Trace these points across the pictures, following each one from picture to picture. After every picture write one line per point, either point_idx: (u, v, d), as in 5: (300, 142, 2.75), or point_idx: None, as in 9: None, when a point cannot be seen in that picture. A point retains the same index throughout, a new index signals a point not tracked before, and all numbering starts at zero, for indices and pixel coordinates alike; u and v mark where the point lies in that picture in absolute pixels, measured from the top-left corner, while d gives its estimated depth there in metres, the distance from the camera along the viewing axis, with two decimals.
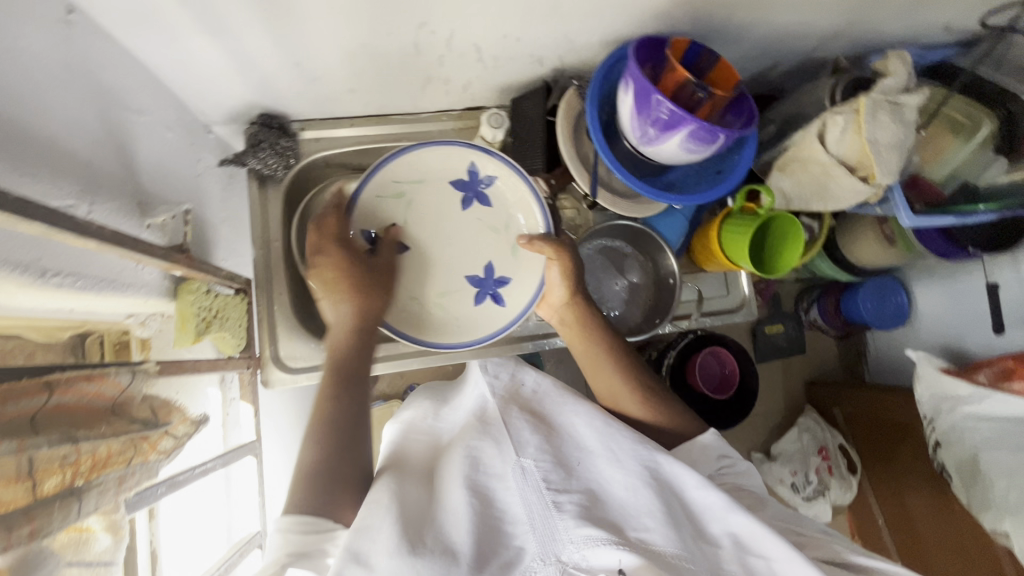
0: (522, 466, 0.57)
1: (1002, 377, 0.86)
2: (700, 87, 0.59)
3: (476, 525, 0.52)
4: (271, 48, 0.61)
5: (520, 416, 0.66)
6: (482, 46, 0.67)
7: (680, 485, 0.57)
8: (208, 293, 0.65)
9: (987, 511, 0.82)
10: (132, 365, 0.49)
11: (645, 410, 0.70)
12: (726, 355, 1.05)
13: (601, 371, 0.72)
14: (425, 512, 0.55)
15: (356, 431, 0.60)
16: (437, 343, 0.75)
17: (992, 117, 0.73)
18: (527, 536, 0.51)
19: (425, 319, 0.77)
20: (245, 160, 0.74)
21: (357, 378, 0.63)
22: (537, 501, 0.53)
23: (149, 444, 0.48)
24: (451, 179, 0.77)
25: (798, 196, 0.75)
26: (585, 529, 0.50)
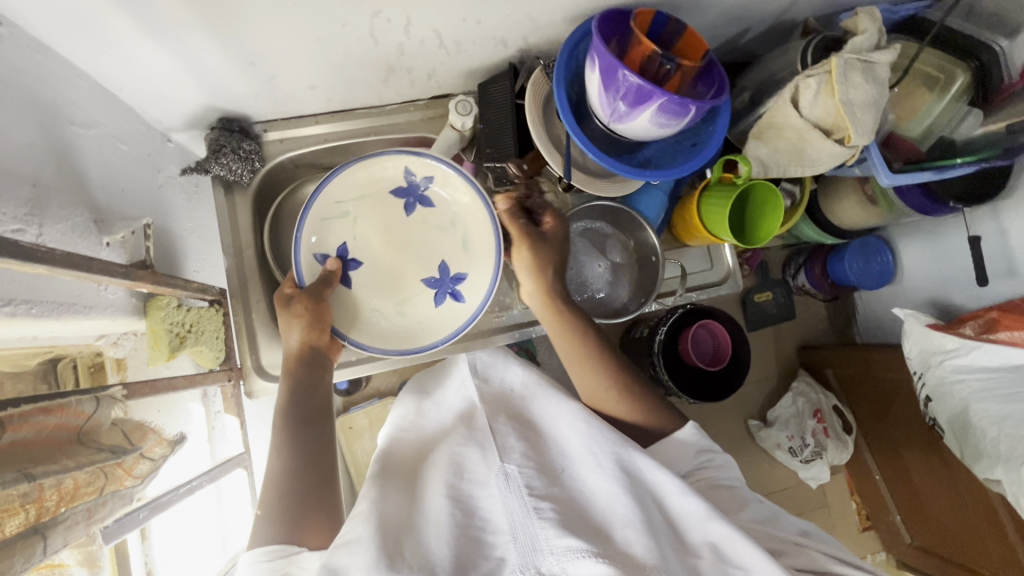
0: (504, 473, 0.60)
1: (988, 328, 0.86)
2: (667, 59, 0.57)
3: (458, 536, 0.56)
4: (220, 51, 0.59)
5: (507, 423, 0.70)
6: (442, 32, 0.64)
7: (663, 492, 0.59)
8: (179, 307, 0.64)
9: (979, 460, 0.84)
10: (96, 392, 0.49)
11: (624, 404, 0.71)
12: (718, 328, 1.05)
13: (583, 365, 0.72)
14: (410, 522, 0.58)
15: (318, 463, 0.64)
16: (398, 348, 0.78)
17: (966, 70, 0.74)
18: (508, 546, 0.54)
19: (385, 328, 0.79)
20: (208, 167, 0.72)
21: (314, 413, 0.67)
22: (519, 509, 0.56)
23: (124, 470, 0.49)
24: (391, 188, 0.78)
25: (778, 164, 0.72)
26: (566, 540, 0.52)
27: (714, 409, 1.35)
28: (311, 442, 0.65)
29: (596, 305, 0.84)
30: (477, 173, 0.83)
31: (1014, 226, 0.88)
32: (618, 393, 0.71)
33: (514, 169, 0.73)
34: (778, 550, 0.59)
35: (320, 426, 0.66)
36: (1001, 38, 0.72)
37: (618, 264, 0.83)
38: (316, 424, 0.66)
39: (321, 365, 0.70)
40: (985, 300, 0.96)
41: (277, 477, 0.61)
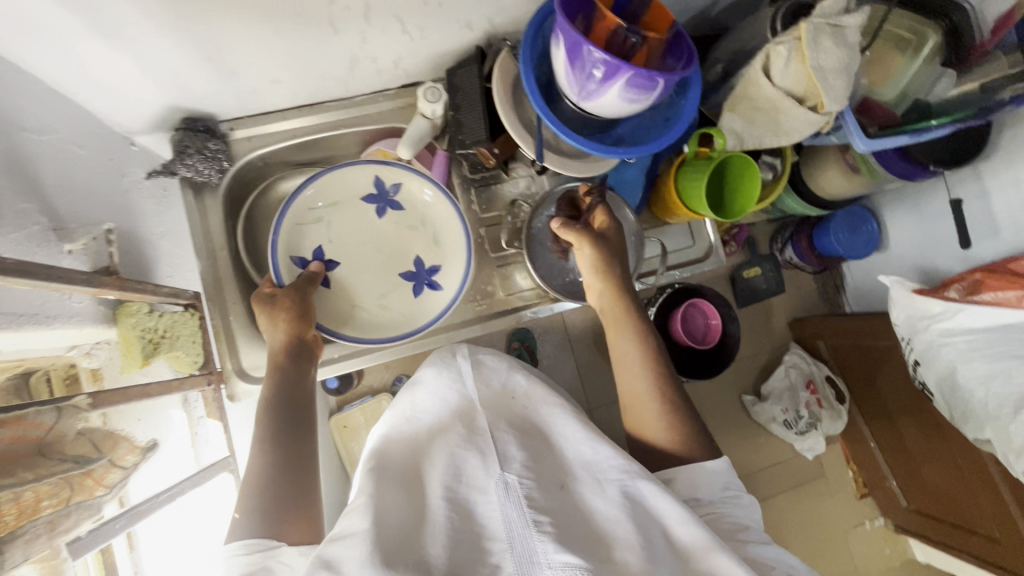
0: (506, 481, 0.55)
1: (973, 290, 0.86)
2: (633, 32, 0.56)
3: (455, 541, 0.51)
4: (175, 46, 0.57)
5: (509, 432, 0.63)
6: (404, 16, 0.63)
7: (667, 521, 0.55)
8: (151, 313, 0.62)
9: (969, 420, 0.84)
10: (58, 402, 0.48)
11: (665, 420, 0.67)
12: (709, 307, 1.04)
13: (629, 368, 0.70)
14: (404, 527, 0.53)
15: (296, 473, 0.59)
16: (378, 336, 0.78)
17: (938, 30, 0.74)
18: (504, 554, 0.50)
19: (371, 317, 0.79)
20: (174, 168, 0.70)
21: (294, 419, 0.63)
22: (518, 518, 0.52)
23: (93, 480, 0.50)
24: (361, 196, 0.79)
25: (754, 136, 0.71)
26: (564, 555, 0.48)
27: (708, 386, 1.35)
28: (286, 451, 0.60)
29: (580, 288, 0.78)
30: (451, 161, 0.81)
31: (996, 185, 0.88)
32: (662, 409, 0.68)
33: (486, 155, 0.72)
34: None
35: (295, 435, 0.61)
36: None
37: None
38: (292, 428, 0.62)
39: (303, 357, 0.68)
40: (969, 262, 0.96)
41: (251, 486, 0.57)
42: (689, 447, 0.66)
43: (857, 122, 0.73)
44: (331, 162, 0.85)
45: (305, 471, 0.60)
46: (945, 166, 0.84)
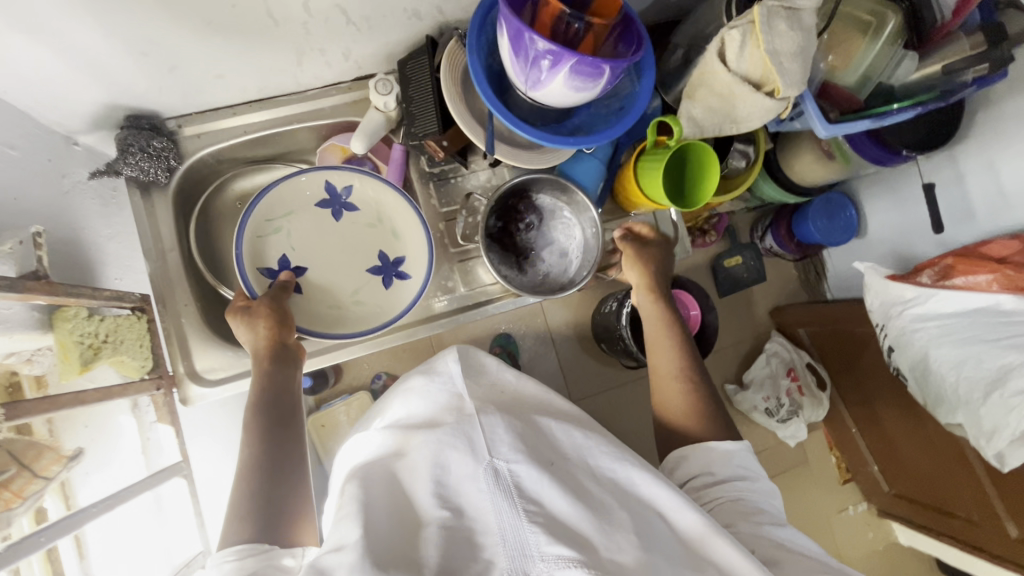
0: (496, 467, 0.49)
1: (944, 275, 0.84)
2: (575, 18, 0.54)
3: (448, 541, 0.45)
4: (104, 40, 0.55)
5: (500, 416, 0.55)
6: (347, 6, 0.61)
7: (661, 505, 0.51)
8: (91, 317, 0.61)
9: (942, 405, 0.84)
10: None
11: (685, 402, 0.70)
12: (690, 299, 1.05)
13: (662, 352, 0.75)
14: (391, 527, 0.48)
15: (274, 481, 0.56)
16: (354, 332, 0.76)
17: (897, 12, 0.72)
18: (497, 548, 0.44)
19: (356, 316, 0.77)
20: (118, 168, 0.68)
21: (277, 426, 0.60)
22: (508, 506, 0.46)
23: (12, 492, 0.51)
24: (315, 202, 0.77)
25: (713, 125, 0.70)
26: (556, 547, 0.43)
27: None
28: (276, 457, 0.58)
29: (544, 286, 0.76)
30: (408, 155, 0.80)
31: (970, 169, 0.87)
32: (687, 389, 0.71)
33: (434, 147, 0.70)
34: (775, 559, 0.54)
35: (287, 434, 0.60)
36: None
37: (567, 235, 0.77)
38: (277, 430, 0.60)
39: (284, 361, 0.66)
40: (943, 247, 0.94)
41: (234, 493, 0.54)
42: (703, 426, 0.68)
43: (818, 107, 0.72)
44: (289, 157, 0.83)
45: (282, 479, 0.56)
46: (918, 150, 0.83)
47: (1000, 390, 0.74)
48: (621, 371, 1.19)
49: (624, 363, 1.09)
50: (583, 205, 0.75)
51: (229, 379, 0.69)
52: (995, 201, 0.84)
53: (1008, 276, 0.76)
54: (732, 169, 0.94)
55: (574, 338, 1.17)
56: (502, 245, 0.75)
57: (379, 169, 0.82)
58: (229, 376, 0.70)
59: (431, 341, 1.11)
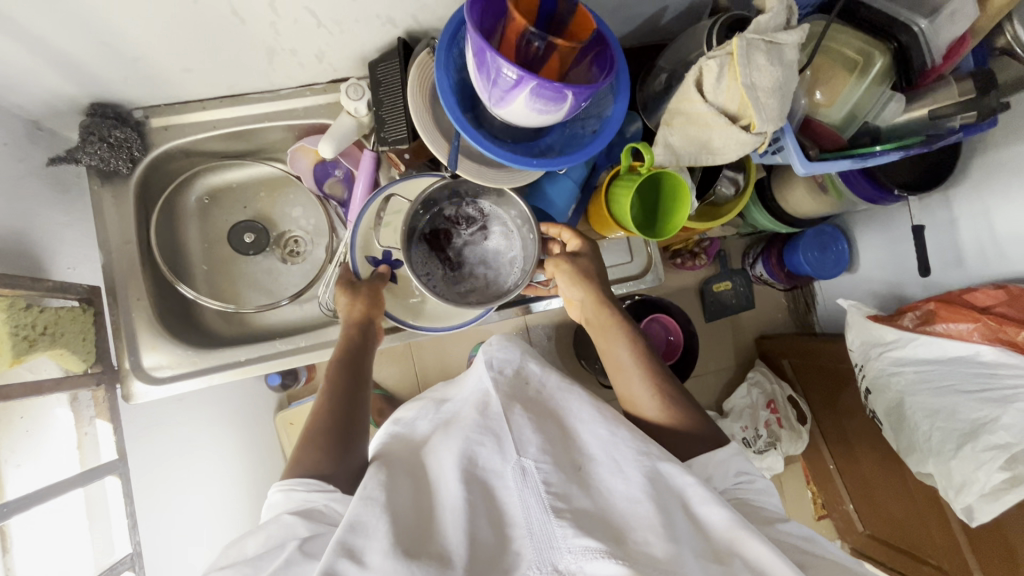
0: (523, 466, 0.51)
1: (926, 320, 0.82)
2: (536, 36, 0.53)
3: (473, 524, 0.47)
4: (60, 26, 0.54)
5: (524, 414, 0.59)
6: (316, 10, 0.59)
7: (687, 496, 0.50)
8: (29, 309, 0.59)
9: (913, 453, 0.81)
10: None
11: (665, 411, 0.67)
12: (672, 323, 1.07)
13: (622, 370, 0.70)
14: (419, 525, 0.49)
15: (344, 429, 0.61)
16: (442, 326, 0.77)
17: (885, 53, 0.70)
18: (524, 541, 0.45)
19: (436, 310, 0.79)
20: (77, 156, 0.68)
21: (357, 385, 0.66)
22: (536, 503, 0.48)
23: None
24: None
25: (688, 153, 0.68)
26: (583, 538, 0.43)
27: None
28: (350, 410, 0.63)
29: (467, 297, 0.72)
30: (380, 161, 0.77)
31: (963, 213, 0.84)
32: (666, 401, 0.67)
33: (395, 159, 0.70)
34: (800, 560, 0.52)
35: (363, 393, 0.66)
36: (920, 19, 0.69)
37: (505, 243, 0.74)
38: (351, 399, 0.64)
39: (371, 334, 0.71)
40: (930, 290, 0.92)
41: (304, 445, 0.59)
42: (686, 417, 0.66)
43: (798, 141, 0.69)
44: (264, 154, 0.82)
45: (353, 434, 0.62)
46: (910, 191, 0.80)
47: (972, 443, 0.71)
48: (600, 391, 1.16)
49: (603, 382, 1.07)
50: (520, 211, 0.72)
51: (176, 376, 0.71)
52: (988, 247, 0.81)
53: (991, 327, 0.73)
54: (720, 196, 0.91)
55: (553, 353, 1.14)
56: (428, 258, 0.73)
57: (352, 172, 0.80)
58: (175, 373, 0.71)
59: (408, 347, 1.09)
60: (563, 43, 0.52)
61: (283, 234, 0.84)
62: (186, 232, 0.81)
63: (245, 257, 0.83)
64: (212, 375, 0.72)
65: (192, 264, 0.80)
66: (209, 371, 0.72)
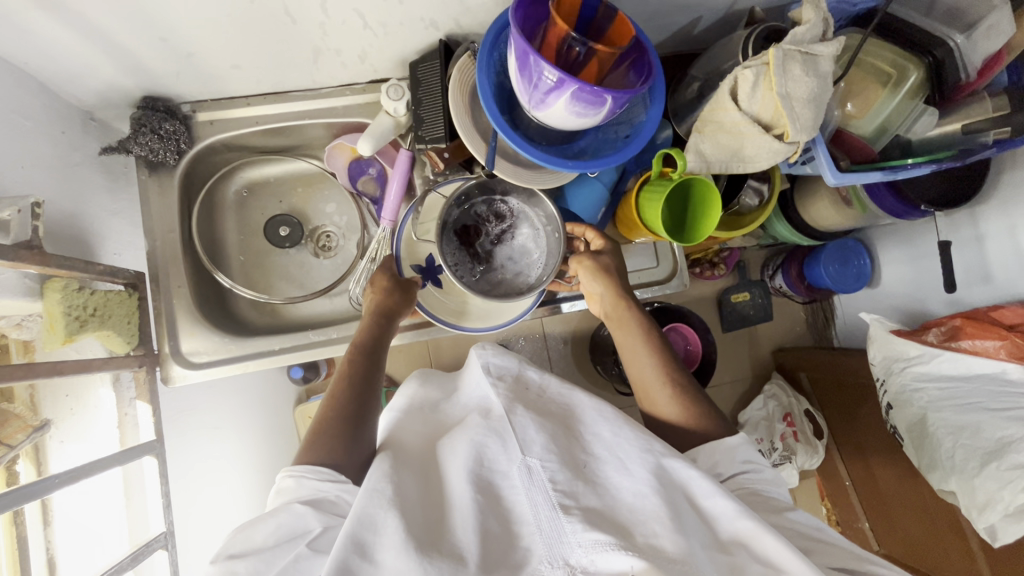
0: (529, 465, 0.51)
1: (951, 336, 0.81)
2: (577, 42, 0.54)
3: (483, 520, 0.48)
4: (124, 22, 0.56)
5: (527, 414, 0.58)
6: (364, 11, 0.62)
7: (692, 490, 0.52)
8: (81, 290, 0.62)
9: (935, 470, 0.80)
10: None
11: (677, 404, 0.67)
12: (690, 332, 1.07)
13: (638, 363, 0.71)
14: (432, 519, 0.51)
15: (353, 421, 0.61)
16: (484, 326, 0.78)
17: (920, 66, 0.70)
18: (533, 537, 0.47)
19: (482, 310, 0.79)
20: (129, 146, 0.70)
21: (370, 376, 0.66)
22: (544, 500, 0.48)
23: None
24: None
25: (719, 160, 0.69)
26: (592, 532, 0.45)
27: None
28: (362, 402, 0.63)
29: (495, 291, 0.74)
30: (414, 160, 0.78)
31: (990, 230, 0.84)
32: (680, 394, 0.68)
33: (435, 157, 0.71)
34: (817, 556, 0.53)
35: (374, 388, 0.66)
36: (956, 34, 0.69)
37: (531, 243, 0.75)
38: (365, 393, 0.64)
39: (391, 327, 0.71)
40: (955, 307, 0.92)
41: (316, 432, 0.60)
42: (707, 421, 0.66)
43: (829, 152, 0.70)
44: (300, 150, 0.84)
45: (361, 426, 0.62)
46: (937, 207, 0.80)
47: (996, 462, 0.71)
48: (614, 396, 1.16)
49: (619, 388, 1.08)
50: (549, 212, 0.73)
51: (215, 363, 0.73)
52: (1015, 263, 0.81)
53: (1017, 345, 0.73)
54: (744, 207, 0.92)
55: (570, 357, 1.15)
56: (459, 250, 0.74)
57: (386, 170, 0.82)
58: (214, 360, 0.73)
59: (426, 345, 1.10)
60: (602, 47, 0.53)
61: (315, 229, 0.87)
62: (224, 223, 0.83)
63: (280, 250, 0.85)
64: (246, 362, 0.74)
65: (227, 255, 0.83)
66: (242, 359, 0.74)
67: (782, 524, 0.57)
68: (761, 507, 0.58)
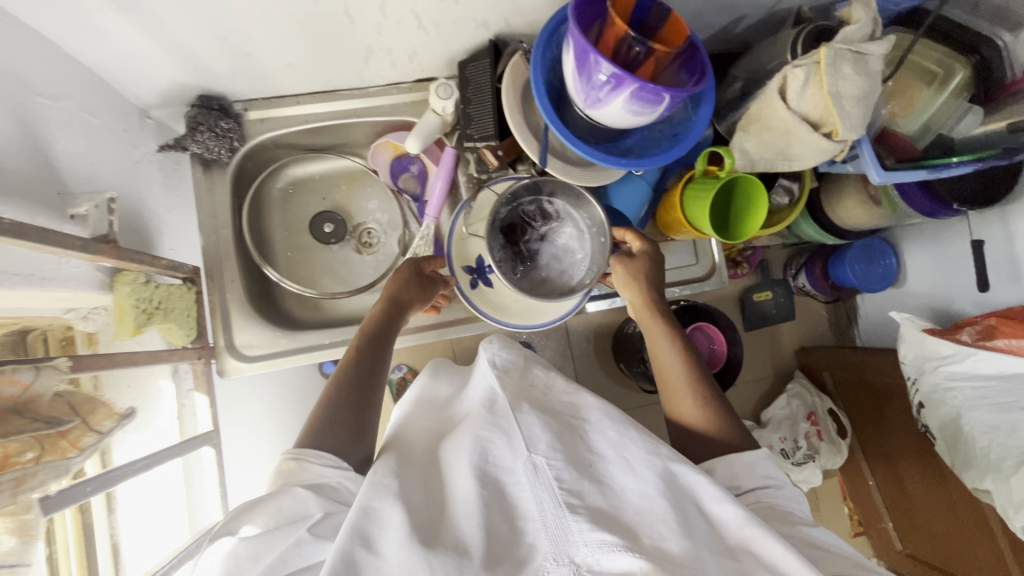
0: (534, 462, 0.50)
1: (986, 335, 0.81)
2: (637, 42, 0.55)
3: (490, 521, 0.47)
4: (192, 24, 0.58)
5: (532, 413, 0.57)
6: (420, 11, 0.63)
7: (701, 497, 0.51)
8: (148, 283, 0.65)
9: (970, 469, 0.80)
10: (37, 362, 0.48)
11: (702, 412, 0.68)
12: (716, 331, 1.06)
13: (665, 365, 0.72)
14: (437, 516, 0.50)
15: (359, 413, 0.62)
16: (527, 324, 0.79)
17: (966, 65, 0.70)
18: (538, 533, 0.46)
19: (526, 309, 0.80)
20: (185, 144, 0.72)
21: (377, 367, 0.67)
22: (550, 498, 0.48)
23: (68, 442, 0.48)
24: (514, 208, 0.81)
25: (764, 159, 0.70)
26: (598, 532, 0.45)
27: None
28: (366, 392, 0.64)
29: (538, 290, 0.74)
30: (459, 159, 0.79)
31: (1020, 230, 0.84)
32: (704, 401, 0.69)
33: (489, 156, 0.73)
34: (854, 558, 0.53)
35: (378, 379, 0.66)
36: (1004, 33, 0.69)
37: (575, 244, 0.75)
38: (369, 384, 0.65)
39: (402, 316, 0.71)
40: (987, 306, 0.91)
41: (318, 412, 0.61)
42: (729, 427, 0.66)
43: (874, 151, 0.70)
44: (344, 149, 0.86)
45: (362, 423, 0.62)
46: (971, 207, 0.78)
47: None
48: (640, 393, 1.16)
49: (644, 386, 1.08)
50: (595, 214, 0.73)
51: (266, 356, 0.74)
52: None
53: None
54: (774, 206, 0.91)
55: (596, 354, 1.15)
56: (503, 249, 0.75)
57: (428, 168, 0.83)
58: (265, 353, 0.74)
59: None
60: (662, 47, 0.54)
61: (358, 225, 0.88)
62: (270, 219, 0.85)
63: (324, 247, 0.86)
64: (298, 356, 0.75)
65: (274, 249, 0.84)
66: (294, 352, 0.75)
67: (793, 535, 0.56)
68: (773, 519, 0.57)
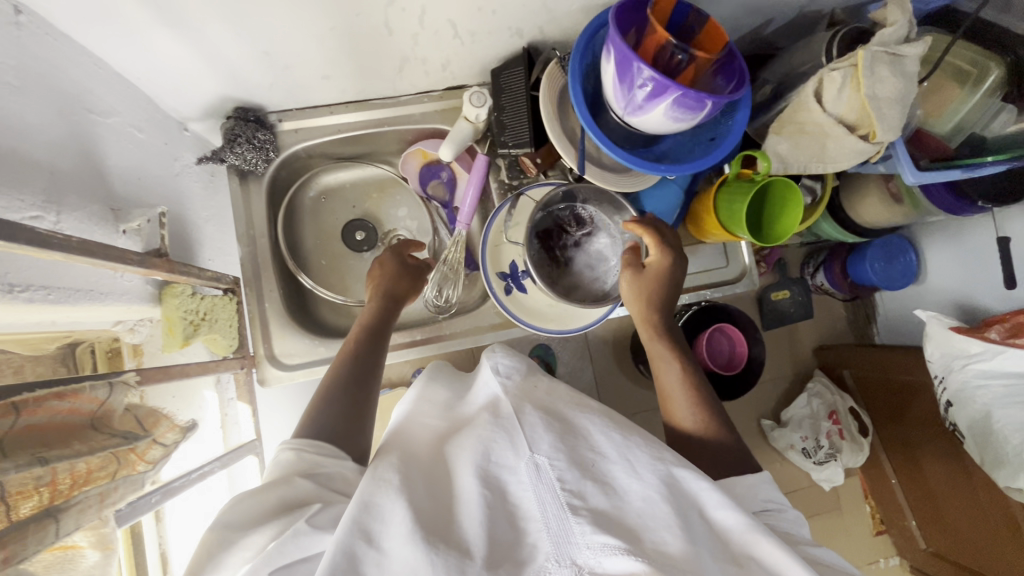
0: (536, 463, 0.46)
1: (1014, 333, 0.81)
2: (680, 49, 0.56)
3: (493, 523, 0.43)
4: (237, 40, 0.59)
5: (538, 414, 0.51)
6: (458, 22, 0.63)
7: (703, 502, 0.46)
8: (194, 295, 0.67)
9: (1000, 468, 0.80)
10: (109, 379, 0.50)
11: (697, 415, 0.64)
12: (737, 333, 1.03)
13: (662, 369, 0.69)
14: (439, 512, 0.45)
15: (358, 409, 0.62)
16: (563, 329, 0.79)
17: (1002, 64, 0.69)
18: (539, 533, 0.42)
19: (559, 314, 0.80)
20: (223, 155, 0.73)
21: (372, 359, 0.68)
22: (552, 499, 0.43)
23: (137, 454, 0.49)
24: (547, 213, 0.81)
25: (798, 162, 0.70)
26: (600, 535, 0.41)
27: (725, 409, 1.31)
28: (362, 385, 0.64)
29: (573, 296, 0.75)
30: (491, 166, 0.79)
31: None
32: (698, 405, 0.65)
33: (527, 163, 0.74)
34: None
35: (372, 374, 0.66)
36: None
37: (609, 251, 0.76)
38: (364, 378, 0.65)
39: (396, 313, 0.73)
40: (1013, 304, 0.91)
41: (311, 406, 0.61)
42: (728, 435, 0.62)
43: (908, 152, 0.70)
44: (374, 157, 0.87)
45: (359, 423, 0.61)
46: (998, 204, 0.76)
47: None
48: None
49: None
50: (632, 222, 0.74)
51: (305, 365, 0.75)
52: None
53: None
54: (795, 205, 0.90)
55: (618, 356, 1.15)
56: (538, 255, 0.75)
57: (458, 175, 0.83)
58: (304, 362, 0.75)
59: None
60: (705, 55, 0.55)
61: (388, 232, 0.89)
62: (303, 227, 0.86)
63: (356, 254, 0.87)
64: None
65: (307, 257, 0.85)
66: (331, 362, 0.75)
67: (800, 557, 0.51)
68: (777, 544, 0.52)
